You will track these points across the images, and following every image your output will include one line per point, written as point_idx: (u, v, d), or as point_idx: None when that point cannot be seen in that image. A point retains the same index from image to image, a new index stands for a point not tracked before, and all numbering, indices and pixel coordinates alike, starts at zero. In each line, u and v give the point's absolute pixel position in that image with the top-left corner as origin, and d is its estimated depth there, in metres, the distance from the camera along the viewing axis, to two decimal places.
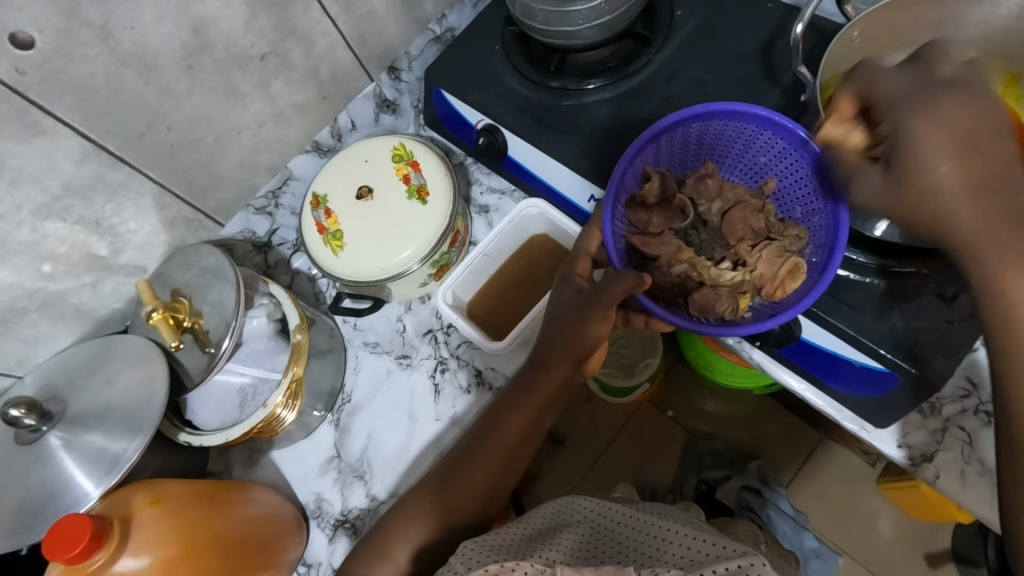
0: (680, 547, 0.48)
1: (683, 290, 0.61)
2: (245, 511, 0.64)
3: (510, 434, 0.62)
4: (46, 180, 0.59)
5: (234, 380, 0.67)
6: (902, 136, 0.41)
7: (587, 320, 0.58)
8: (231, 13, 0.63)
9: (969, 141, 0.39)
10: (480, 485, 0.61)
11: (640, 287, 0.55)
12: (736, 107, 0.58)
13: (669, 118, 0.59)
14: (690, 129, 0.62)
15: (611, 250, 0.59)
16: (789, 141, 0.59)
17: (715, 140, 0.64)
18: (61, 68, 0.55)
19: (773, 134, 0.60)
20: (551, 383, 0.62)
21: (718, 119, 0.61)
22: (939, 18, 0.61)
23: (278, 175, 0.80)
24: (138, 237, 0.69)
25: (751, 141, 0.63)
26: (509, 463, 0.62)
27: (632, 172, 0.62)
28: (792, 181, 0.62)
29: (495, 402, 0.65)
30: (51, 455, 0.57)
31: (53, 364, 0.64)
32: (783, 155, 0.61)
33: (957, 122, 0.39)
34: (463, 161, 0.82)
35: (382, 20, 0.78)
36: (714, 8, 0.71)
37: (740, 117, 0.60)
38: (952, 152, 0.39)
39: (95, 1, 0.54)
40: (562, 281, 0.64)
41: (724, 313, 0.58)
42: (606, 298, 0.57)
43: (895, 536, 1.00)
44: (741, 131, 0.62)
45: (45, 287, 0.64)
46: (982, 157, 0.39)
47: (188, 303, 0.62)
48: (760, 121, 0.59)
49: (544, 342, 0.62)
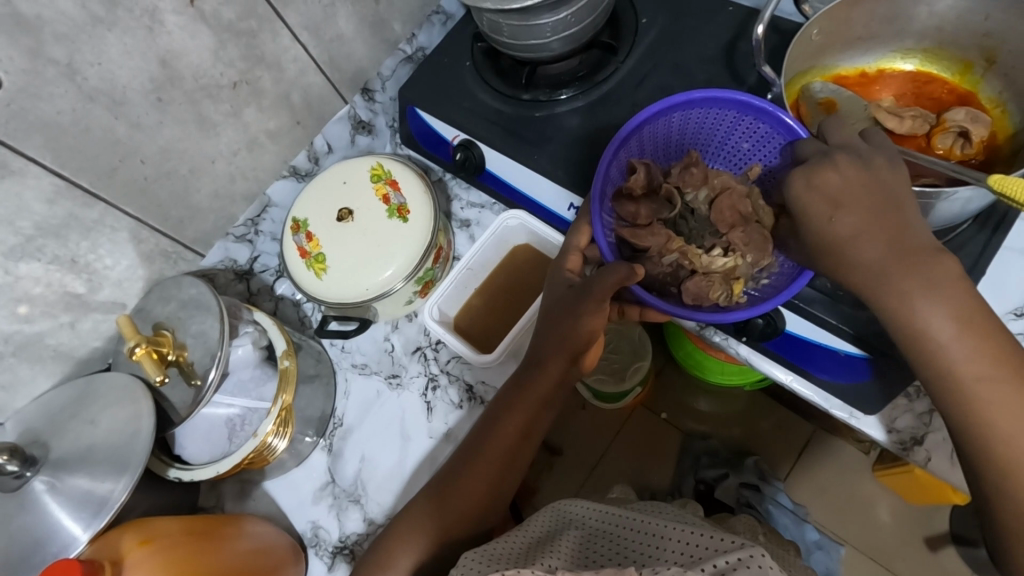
0: (679, 545, 0.48)
1: (674, 279, 0.61)
2: (239, 545, 0.62)
3: (509, 434, 0.61)
4: (18, 221, 0.58)
5: (221, 412, 0.66)
6: (791, 199, 0.49)
7: (581, 314, 0.58)
8: (199, 45, 0.63)
9: (835, 196, 0.46)
10: (481, 487, 0.60)
11: (633, 278, 0.54)
12: (716, 92, 0.59)
13: (648, 108, 0.60)
14: (671, 120, 0.63)
15: (601, 243, 0.59)
16: (770, 125, 0.60)
17: (697, 128, 0.65)
18: (28, 107, 0.55)
19: (754, 119, 0.61)
20: (546, 383, 0.62)
21: (697, 107, 0.62)
22: (889, 13, 0.62)
23: (256, 203, 0.80)
24: (115, 273, 0.68)
25: (734, 127, 0.63)
26: (509, 464, 0.62)
27: (618, 165, 0.63)
28: (776, 167, 0.62)
29: (492, 404, 0.64)
30: (36, 500, 0.55)
31: (34, 409, 0.62)
32: (766, 140, 0.62)
33: (824, 177, 0.47)
34: (442, 177, 0.82)
35: (351, 44, 0.78)
36: (676, 15, 0.72)
37: (721, 104, 0.61)
38: (824, 203, 0.46)
39: (59, 39, 0.54)
40: (553, 278, 0.64)
41: (718, 299, 0.58)
42: (597, 291, 0.56)
43: (894, 521, 1.01)
44: (722, 118, 0.63)
45: (22, 330, 0.63)
46: (853, 204, 0.45)
47: (171, 336, 0.61)
48: (740, 106, 0.60)
49: (540, 339, 0.62)
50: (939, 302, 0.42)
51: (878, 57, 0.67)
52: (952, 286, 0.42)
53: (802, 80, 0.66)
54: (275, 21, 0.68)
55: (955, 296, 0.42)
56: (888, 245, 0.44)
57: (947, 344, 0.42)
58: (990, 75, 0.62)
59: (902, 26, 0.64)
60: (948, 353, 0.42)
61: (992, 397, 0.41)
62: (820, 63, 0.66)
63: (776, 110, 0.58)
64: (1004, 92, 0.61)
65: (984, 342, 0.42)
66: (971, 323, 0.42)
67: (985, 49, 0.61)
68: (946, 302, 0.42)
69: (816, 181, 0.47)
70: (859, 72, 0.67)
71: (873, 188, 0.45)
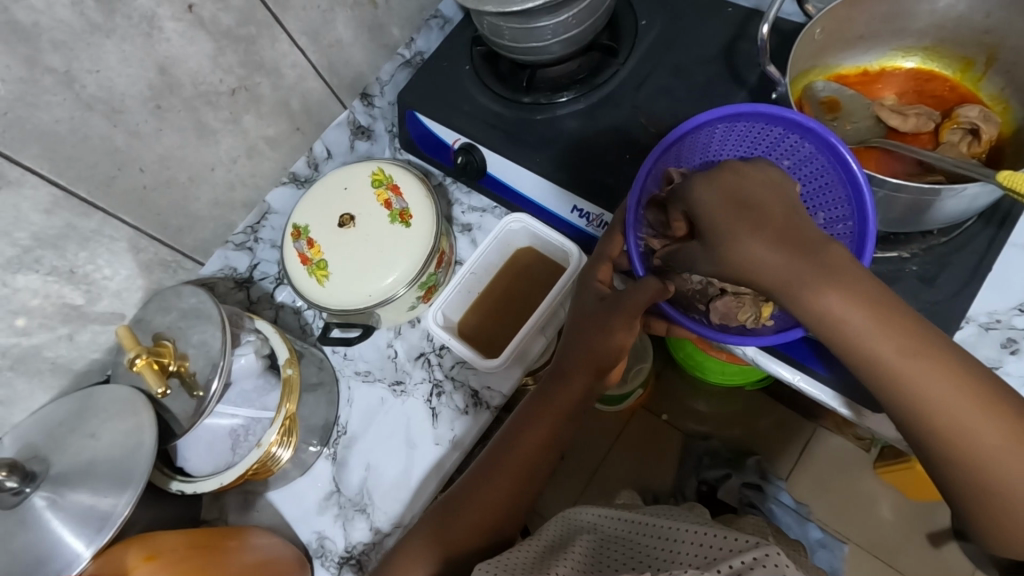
0: (692, 547, 0.46)
1: (703, 296, 0.59)
2: (245, 557, 0.62)
3: (532, 445, 0.60)
4: (14, 232, 0.57)
5: (224, 423, 0.65)
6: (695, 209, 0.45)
7: (610, 327, 0.58)
8: (197, 51, 0.62)
9: (740, 198, 0.44)
10: (503, 499, 0.59)
11: (664, 294, 0.54)
12: (766, 107, 0.53)
13: (694, 118, 0.55)
14: (714, 131, 0.57)
15: (634, 255, 0.56)
16: (817, 145, 0.53)
17: (738, 143, 0.58)
18: (24, 116, 0.54)
19: (800, 138, 0.54)
20: (569, 395, 0.61)
21: (745, 119, 0.56)
22: (892, 13, 0.63)
23: (256, 211, 0.79)
24: (114, 283, 0.67)
25: (777, 143, 0.57)
26: (531, 476, 0.60)
27: (654, 175, 0.58)
28: (813, 192, 0.56)
29: (516, 415, 0.63)
30: (37, 517, 0.54)
31: (32, 424, 0.61)
32: (808, 163, 0.55)
33: (725, 183, 0.45)
34: (442, 181, 0.82)
35: (350, 49, 0.78)
36: (675, 17, 0.73)
37: (769, 118, 0.54)
38: (730, 207, 0.44)
39: (56, 47, 0.53)
40: (584, 287, 0.64)
41: (746, 321, 0.56)
42: (628, 307, 0.56)
43: (896, 517, 1.01)
44: (767, 132, 0.57)
45: (18, 343, 0.61)
46: (757, 206, 0.43)
47: (172, 346, 0.60)
48: (791, 123, 0.54)
49: (567, 351, 0.62)
50: (860, 301, 0.41)
51: (879, 57, 0.67)
52: (852, 270, 0.42)
53: (804, 80, 0.66)
54: (274, 27, 0.68)
55: (869, 298, 0.41)
56: (800, 249, 0.42)
57: (882, 348, 0.42)
58: (991, 73, 0.63)
59: (903, 26, 0.64)
60: (888, 358, 0.42)
61: (923, 384, 0.41)
62: (822, 63, 0.67)
63: (828, 133, 0.51)
64: (1006, 88, 0.61)
65: (897, 327, 0.41)
66: (878, 308, 0.41)
67: (984, 46, 0.61)
68: (852, 288, 0.41)
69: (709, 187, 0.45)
70: (861, 71, 0.68)
71: (766, 195, 0.44)
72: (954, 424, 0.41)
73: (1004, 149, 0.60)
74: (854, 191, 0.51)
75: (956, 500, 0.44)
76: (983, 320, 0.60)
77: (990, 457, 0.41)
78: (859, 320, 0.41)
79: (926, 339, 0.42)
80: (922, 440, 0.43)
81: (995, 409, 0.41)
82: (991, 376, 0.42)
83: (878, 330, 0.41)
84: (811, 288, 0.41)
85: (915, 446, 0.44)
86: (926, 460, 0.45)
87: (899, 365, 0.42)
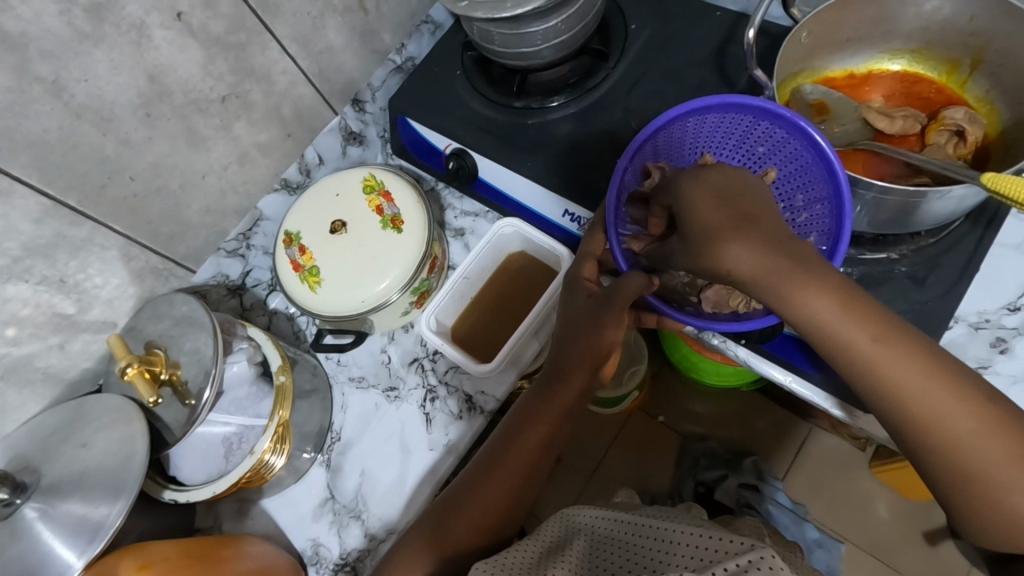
0: (689, 548, 0.46)
1: (693, 288, 0.59)
2: (239, 566, 0.62)
3: (530, 448, 0.60)
4: (4, 242, 0.56)
5: (217, 431, 0.65)
6: (677, 205, 0.46)
7: (603, 324, 0.58)
8: (188, 58, 0.62)
9: (720, 195, 0.45)
10: (495, 499, 0.59)
11: (650, 288, 0.55)
12: (735, 98, 0.53)
13: (664, 113, 0.55)
14: (686, 125, 0.57)
15: (617, 253, 0.56)
16: (788, 131, 0.54)
17: (709, 135, 0.59)
18: (13, 126, 0.54)
19: (771, 124, 0.55)
20: (565, 399, 0.61)
21: (715, 111, 0.56)
22: (879, 15, 0.63)
23: (247, 218, 0.79)
24: (105, 292, 0.67)
25: (749, 132, 0.57)
26: (526, 479, 0.60)
27: (632, 171, 0.58)
28: (789, 175, 0.56)
29: (510, 416, 0.63)
30: (28, 529, 0.53)
31: (23, 434, 0.61)
32: (782, 146, 0.56)
33: (708, 180, 0.46)
34: (434, 186, 0.82)
35: (341, 54, 0.78)
36: (666, 21, 0.73)
37: (739, 108, 0.55)
38: (712, 202, 0.44)
39: (45, 56, 0.53)
40: (574, 286, 0.63)
41: (738, 306, 0.56)
42: (618, 303, 0.56)
43: (892, 516, 1.02)
44: (737, 122, 0.57)
45: (9, 353, 0.61)
46: (737, 202, 0.44)
47: (164, 355, 0.61)
48: (760, 111, 0.54)
49: (561, 351, 0.62)
50: (831, 291, 0.42)
51: (867, 60, 0.68)
52: (822, 265, 0.42)
53: (792, 82, 0.67)
54: (264, 34, 0.68)
55: (840, 290, 0.42)
56: (775, 243, 0.42)
57: (854, 338, 0.42)
58: (976, 74, 0.63)
59: (890, 28, 0.64)
60: (861, 347, 0.42)
61: (895, 373, 0.42)
62: (810, 66, 0.67)
63: (797, 119, 0.52)
64: (992, 90, 0.62)
65: (866, 315, 0.42)
66: (849, 300, 0.42)
67: (971, 48, 0.61)
68: (822, 282, 0.42)
69: (692, 185, 0.46)
70: (848, 74, 0.69)
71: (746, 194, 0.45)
72: (927, 413, 0.42)
73: (991, 150, 0.60)
74: (827, 172, 0.52)
75: (941, 496, 0.44)
76: (973, 319, 0.60)
77: (967, 447, 0.41)
78: (830, 310, 0.42)
79: (896, 329, 0.42)
80: (900, 431, 0.43)
81: (971, 398, 0.41)
82: (962, 365, 0.43)
83: (848, 320, 0.42)
84: (783, 279, 0.42)
85: (896, 438, 0.44)
86: (907, 453, 0.45)
87: (870, 353, 0.42)
